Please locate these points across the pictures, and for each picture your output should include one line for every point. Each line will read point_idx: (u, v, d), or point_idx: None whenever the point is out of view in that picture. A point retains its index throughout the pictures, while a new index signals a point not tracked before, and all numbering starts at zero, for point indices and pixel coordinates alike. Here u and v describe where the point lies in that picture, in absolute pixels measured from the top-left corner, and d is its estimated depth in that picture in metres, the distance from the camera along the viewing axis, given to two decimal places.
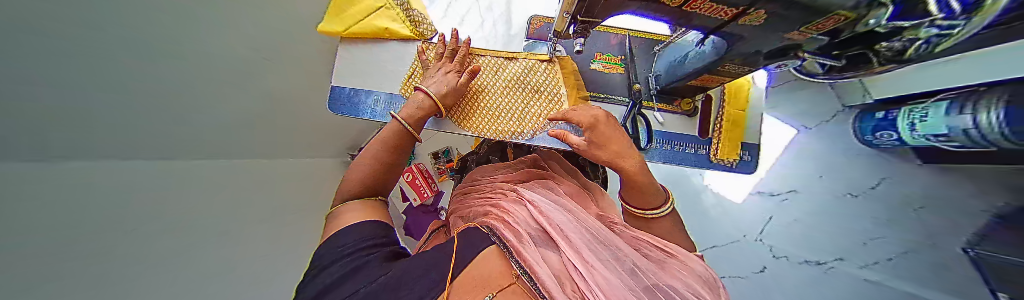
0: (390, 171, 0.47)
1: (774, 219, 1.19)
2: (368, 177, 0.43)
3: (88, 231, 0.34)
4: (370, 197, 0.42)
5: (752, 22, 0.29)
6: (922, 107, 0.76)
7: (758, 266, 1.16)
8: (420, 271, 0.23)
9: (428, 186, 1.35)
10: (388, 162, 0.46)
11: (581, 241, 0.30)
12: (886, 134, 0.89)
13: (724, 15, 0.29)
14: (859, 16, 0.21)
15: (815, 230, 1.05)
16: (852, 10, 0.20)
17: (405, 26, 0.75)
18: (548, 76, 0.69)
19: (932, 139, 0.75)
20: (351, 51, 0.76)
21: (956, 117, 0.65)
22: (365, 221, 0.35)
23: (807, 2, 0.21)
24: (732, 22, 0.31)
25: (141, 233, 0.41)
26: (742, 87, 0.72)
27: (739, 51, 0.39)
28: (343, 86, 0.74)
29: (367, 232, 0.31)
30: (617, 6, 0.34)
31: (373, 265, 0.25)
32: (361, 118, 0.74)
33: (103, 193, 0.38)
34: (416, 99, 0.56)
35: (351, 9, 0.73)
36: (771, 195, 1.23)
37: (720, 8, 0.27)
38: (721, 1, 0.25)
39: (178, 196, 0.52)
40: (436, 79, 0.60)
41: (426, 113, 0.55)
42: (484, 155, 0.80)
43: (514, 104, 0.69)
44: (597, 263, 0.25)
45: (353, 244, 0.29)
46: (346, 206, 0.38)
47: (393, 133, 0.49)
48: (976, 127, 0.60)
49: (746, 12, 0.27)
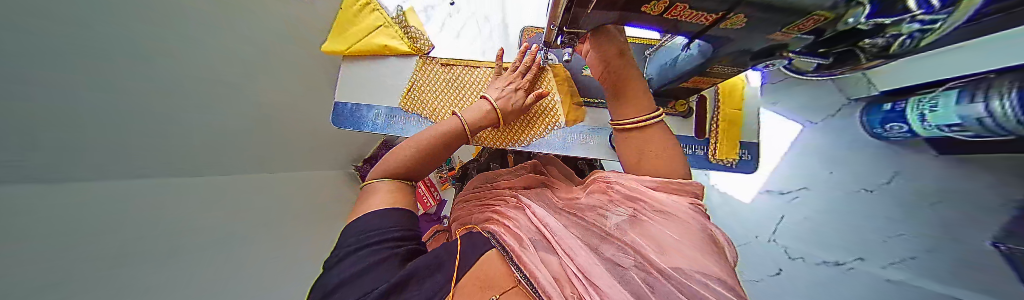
0: (426, 165, 0.47)
1: (786, 218, 1.15)
2: (404, 165, 0.44)
3: (49, 247, 0.33)
4: (400, 179, 0.44)
5: (734, 26, 0.30)
6: (933, 96, 0.74)
7: (774, 269, 1.08)
8: (427, 272, 0.26)
9: (430, 195, 1.36)
10: (432, 157, 0.47)
11: (578, 236, 0.30)
12: (896, 126, 0.87)
13: (705, 20, 0.30)
14: (837, 15, 0.22)
15: (829, 227, 0.99)
16: (829, 10, 0.21)
17: (402, 42, 0.78)
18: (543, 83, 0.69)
19: (947, 129, 0.72)
20: (352, 68, 0.78)
21: (968, 105, 0.63)
22: (391, 208, 0.36)
23: (784, 3, 0.21)
24: (714, 26, 0.31)
25: (99, 249, 0.40)
26: (737, 86, 0.72)
27: (728, 52, 0.39)
28: (344, 102, 0.77)
29: (391, 224, 0.33)
30: (598, 16, 0.35)
31: (391, 264, 0.26)
32: (363, 131, 0.76)
33: (66, 212, 0.38)
34: (481, 107, 0.57)
35: (351, 29, 0.77)
36: (781, 194, 1.20)
37: (700, 14, 0.28)
38: (698, 8, 0.26)
39: (156, 212, 0.52)
40: (503, 91, 0.61)
41: (484, 124, 0.57)
42: (484, 162, 0.81)
43: (538, 115, 0.70)
44: (597, 262, 0.24)
45: (375, 233, 0.30)
46: (376, 184, 0.41)
47: (453, 135, 0.51)
48: (990, 115, 0.58)
49: (725, 17, 0.27)
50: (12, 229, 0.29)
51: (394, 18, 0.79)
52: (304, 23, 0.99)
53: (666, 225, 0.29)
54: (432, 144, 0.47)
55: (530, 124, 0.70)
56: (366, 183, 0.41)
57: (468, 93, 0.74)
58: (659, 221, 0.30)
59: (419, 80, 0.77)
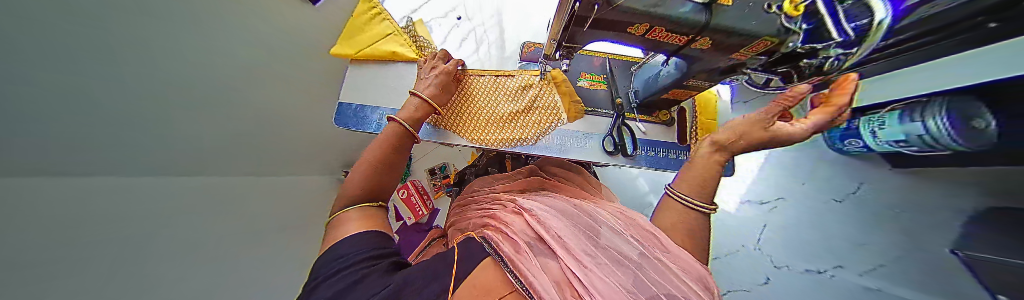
0: (385, 176, 0.47)
1: (769, 227, 1.31)
2: (365, 180, 0.43)
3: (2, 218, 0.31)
4: (366, 204, 0.42)
5: (701, 47, 0.38)
6: (883, 117, 0.97)
7: (761, 278, 1.23)
8: (415, 286, 0.22)
9: (423, 204, 1.36)
10: (385, 163, 0.47)
11: (578, 244, 0.31)
12: (856, 142, 1.12)
13: (680, 41, 0.38)
14: (778, 41, 0.34)
15: (832, 237, 1.11)
16: (772, 36, 0.33)
17: (411, 50, 0.82)
18: (543, 90, 0.70)
19: (894, 144, 0.96)
20: (358, 71, 0.81)
21: (910, 125, 0.86)
22: (358, 233, 0.34)
23: (739, 29, 0.32)
24: (687, 46, 0.39)
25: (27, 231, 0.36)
26: (709, 99, 0.81)
27: (700, 67, 0.46)
28: (349, 102, 0.77)
29: (357, 249, 0.30)
30: (592, 34, 0.40)
31: (365, 286, 0.22)
32: (365, 131, 0.75)
33: (17, 208, 0.34)
34: (412, 102, 0.57)
35: (360, 36, 0.81)
36: (760, 203, 1.39)
37: (674, 35, 0.36)
38: (673, 30, 0.34)
39: (77, 211, 0.44)
40: (425, 81, 0.62)
41: (421, 113, 0.57)
42: (483, 166, 0.85)
43: (507, 112, 0.71)
44: (593, 269, 0.26)
45: (342, 260, 0.28)
46: (343, 215, 0.38)
47: (393, 134, 0.51)
48: (927, 133, 0.81)
49: (695, 39, 0.36)
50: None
51: (403, 28, 0.84)
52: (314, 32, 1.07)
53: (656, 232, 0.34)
54: (386, 155, 0.48)
55: (523, 129, 0.71)
56: (336, 214, 0.39)
57: (466, 99, 0.73)
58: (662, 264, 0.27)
59: None
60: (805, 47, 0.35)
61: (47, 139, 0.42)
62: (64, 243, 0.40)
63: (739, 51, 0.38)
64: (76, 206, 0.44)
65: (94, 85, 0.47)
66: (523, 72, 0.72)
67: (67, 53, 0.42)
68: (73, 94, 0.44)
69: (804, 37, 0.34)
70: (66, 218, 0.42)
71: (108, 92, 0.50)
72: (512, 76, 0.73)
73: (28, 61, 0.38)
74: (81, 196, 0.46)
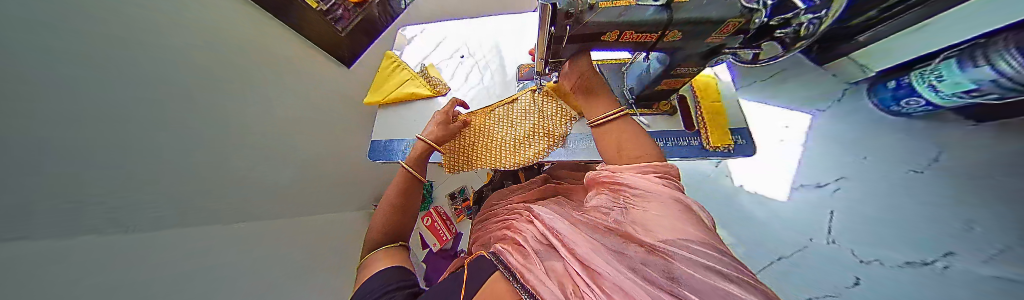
0: (401, 216, 0.52)
1: (837, 213, 1.13)
2: (383, 224, 0.49)
3: (93, 230, 0.41)
4: (390, 244, 0.47)
5: (674, 39, 0.41)
6: (934, 70, 0.91)
7: (849, 279, 1.01)
8: None
9: (446, 229, 1.39)
10: (395, 207, 0.52)
11: (576, 237, 0.31)
12: (914, 101, 1.01)
13: (652, 38, 0.41)
14: (745, 20, 0.36)
15: (915, 218, 0.99)
16: (739, 17, 0.35)
17: (426, 88, 0.96)
18: (547, 101, 0.78)
19: (965, 95, 0.87)
20: (382, 114, 0.94)
21: (975, 71, 0.79)
22: (385, 268, 0.38)
23: (705, 19, 0.35)
24: (661, 41, 0.42)
25: (163, 246, 0.50)
26: (708, 83, 0.80)
27: (682, 56, 0.48)
28: (377, 139, 0.88)
29: (381, 283, 0.34)
30: (572, 48, 0.45)
31: None
32: (394, 161, 0.84)
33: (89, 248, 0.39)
34: (420, 146, 0.64)
35: (385, 85, 0.97)
36: (820, 187, 1.21)
37: (645, 35, 0.39)
38: (642, 30, 0.37)
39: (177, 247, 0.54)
40: (430, 130, 0.68)
41: (420, 153, 0.63)
42: (498, 181, 0.88)
43: (524, 132, 0.76)
44: (594, 261, 0.25)
45: (371, 293, 0.32)
46: (371, 257, 0.43)
47: (403, 181, 0.57)
48: (1003, 76, 0.74)
49: (666, 34, 0.39)
50: (15, 190, 0.32)
51: (419, 73, 1.00)
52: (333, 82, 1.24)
53: (653, 207, 0.29)
54: (399, 200, 0.54)
55: (545, 139, 0.74)
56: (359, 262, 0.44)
57: (483, 137, 0.78)
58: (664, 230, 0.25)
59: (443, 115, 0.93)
60: (775, 20, 0.38)
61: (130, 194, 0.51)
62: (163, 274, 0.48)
63: (713, 35, 0.40)
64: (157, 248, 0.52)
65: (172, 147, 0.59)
66: (522, 94, 0.82)
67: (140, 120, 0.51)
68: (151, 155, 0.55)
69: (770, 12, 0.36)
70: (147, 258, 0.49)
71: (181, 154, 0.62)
72: (513, 101, 0.81)
73: (167, 106, 0.58)
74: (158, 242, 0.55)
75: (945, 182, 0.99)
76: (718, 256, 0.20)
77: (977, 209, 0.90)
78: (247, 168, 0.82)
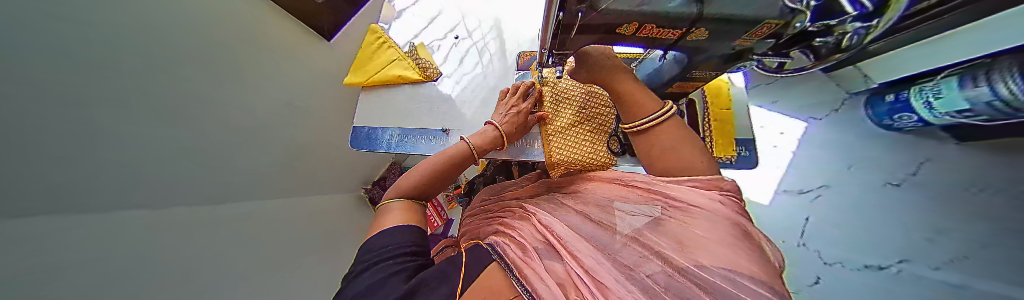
0: (437, 183, 0.54)
1: (813, 219, 1.21)
2: (416, 183, 0.50)
3: (15, 241, 0.35)
4: (410, 198, 0.49)
5: (699, 37, 0.37)
6: (934, 85, 0.91)
7: (812, 278, 1.10)
8: (434, 283, 0.26)
9: (438, 215, 1.41)
10: (441, 175, 0.54)
11: (589, 248, 0.31)
12: (907, 116, 1.02)
13: (674, 35, 0.37)
14: (785, 22, 0.32)
15: (891, 226, 0.93)
16: (777, 17, 0.31)
17: (414, 71, 0.88)
18: (578, 93, 0.75)
19: (958, 115, 0.86)
20: (370, 96, 0.87)
21: (974, 91, 0.77)
22: (400, 225, 0.39)
23: (736, 15, 0.31)
24: (683, 40, 0.38)
25: (96, 226, 0.49)
26: (721, 86, 0.78)
27: (701, 59, 0.45)
28: (362, 126, 0.82)
29: (401, 241, 0.34)
30: (579, 40, 0.41)
31: (399, 279, 0.26)
32: (378, 151, 0.80)
33: (14, 263, 0.34)
34: (488, 132, 0.65)
35: (369, 65, 0.89)
36: (802, 193, 1.30)
37: (666, 31, 0.35)
38: (664, 25, 0.33)
39: (100, 256, 0.46)
40: (505, 116, 0.69)
41: (489, 141, 0.64)
42: (491, 175, 0.91)
43: (591, 130, 0.72)
44: (604, 275, 0.25)
45: (389, 249, 0.32)
46: (390, 205, 0.45)
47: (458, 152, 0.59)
48: (999, 98, 0.71)
49: (690, 31, 0.35)
50: None
51: (407, 52, 0.92)
52: (296, 48, 1.08)
53: (695, 224, 0.27)
54: (444, 168, 0.55)
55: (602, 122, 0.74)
56: (383, 202, 0.46)
57: (572, 152, 0.69)
58: (697, 249, 0.23)
59: (434, 102, 0.87)
60: (818, 24, 0.34)
61: (57, 191, 0.43)
62: (90, 287, 0.42)
63: (744, 37, 0.37)
64: (100, 249, 0.47)
65: (107, 131, 0.51)
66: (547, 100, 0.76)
67: (62, 101, 0.42)
68: (83, 138, 0.47)
69: (815, 16, 0.33)
70: (81, 263, 0.43)
71: (123, 139, 0.54)
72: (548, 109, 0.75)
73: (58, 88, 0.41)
74: (106, 241, 0.49)
75: (922, 198, 0.91)
76: (768, 297, 0.16)
77: (944, 223, 0.82)
78: (204, 149, 0.76)
